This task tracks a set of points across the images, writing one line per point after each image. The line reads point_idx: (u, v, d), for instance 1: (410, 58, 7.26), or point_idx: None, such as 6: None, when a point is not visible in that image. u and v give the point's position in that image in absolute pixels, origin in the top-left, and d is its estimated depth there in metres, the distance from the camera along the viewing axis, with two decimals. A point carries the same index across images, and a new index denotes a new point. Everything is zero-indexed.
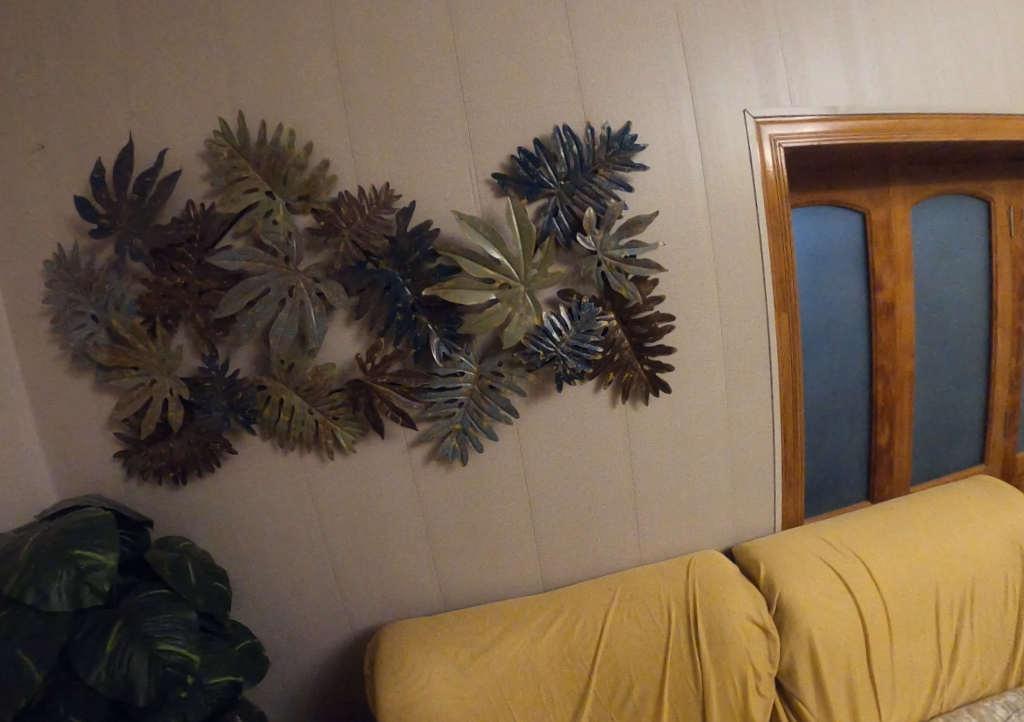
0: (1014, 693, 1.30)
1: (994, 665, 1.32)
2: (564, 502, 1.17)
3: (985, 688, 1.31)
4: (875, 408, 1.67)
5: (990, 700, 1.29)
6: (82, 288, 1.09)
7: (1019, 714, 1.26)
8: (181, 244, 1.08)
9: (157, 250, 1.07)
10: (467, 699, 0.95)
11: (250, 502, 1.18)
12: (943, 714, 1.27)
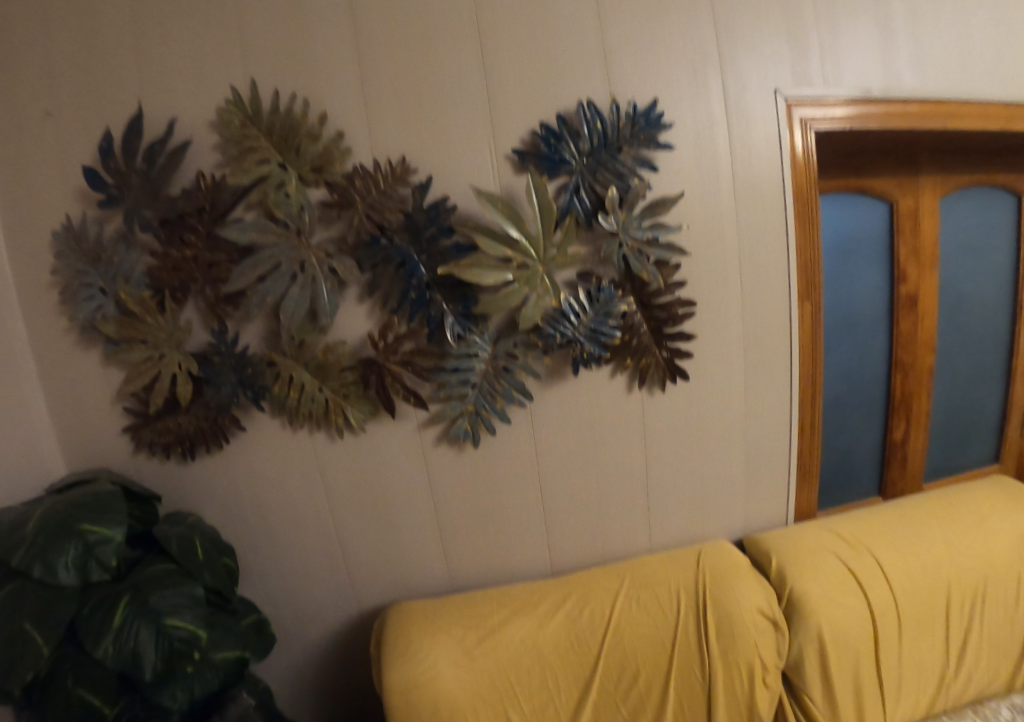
0: (1020, 696, 1.28)
1: (1003, 666, 1.29)
2: (576, 487, 1.15)
3: (991, 690, 1.28)
4: (893, 402, 1.64)
5: (996, 701, 1.27)
6: (91, 259, 1.06)
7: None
8: (190, 215, 1.05)
9: (166, 221, 1.05)
10: (473, 681, 0.93)
11: (258, 479, 1.17)
12: (947, 713, 1.25)
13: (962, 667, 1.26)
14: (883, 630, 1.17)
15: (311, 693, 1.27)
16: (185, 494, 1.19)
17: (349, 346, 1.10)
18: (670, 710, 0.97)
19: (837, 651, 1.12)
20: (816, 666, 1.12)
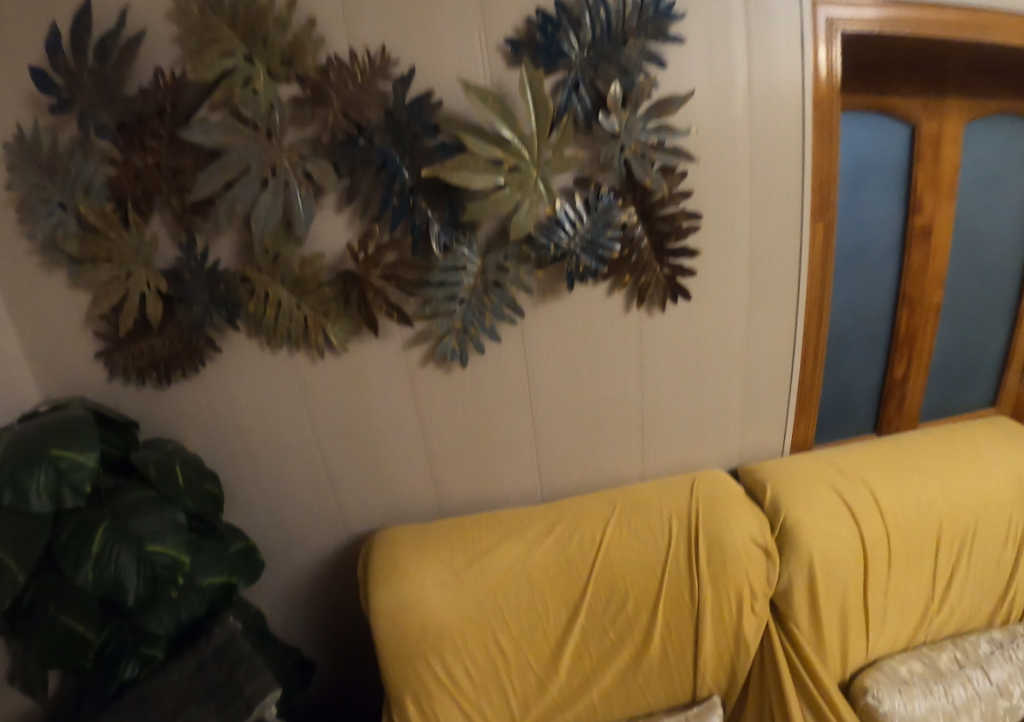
0: (999, 631, 1.24)
1: (986, 601, 1.27)
2: (569, 411, 1.11)
3: (970, 624, 1.25)
4: (898, 339, 1.51)
5: (976, 636, 1.24)
6: (47, 172, 0.94)
7: (1003, 651, 1.20)
8: (150, 118, 0.93)
9: (124, 124, 0.93)
10: (461, 604, 0.88)
11: (239, 405, 1.10)
12: (926, 643, 1.23)
13: (946, 602, 1.22)
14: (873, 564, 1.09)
15: (303, 616, 1.27)
16: (165, 423, 1.14)
17: (327, 260, 1.01)
18: (655, 637, 0.92)
19: (829, 586, 1.01)
20: (804, 590, 1.00)
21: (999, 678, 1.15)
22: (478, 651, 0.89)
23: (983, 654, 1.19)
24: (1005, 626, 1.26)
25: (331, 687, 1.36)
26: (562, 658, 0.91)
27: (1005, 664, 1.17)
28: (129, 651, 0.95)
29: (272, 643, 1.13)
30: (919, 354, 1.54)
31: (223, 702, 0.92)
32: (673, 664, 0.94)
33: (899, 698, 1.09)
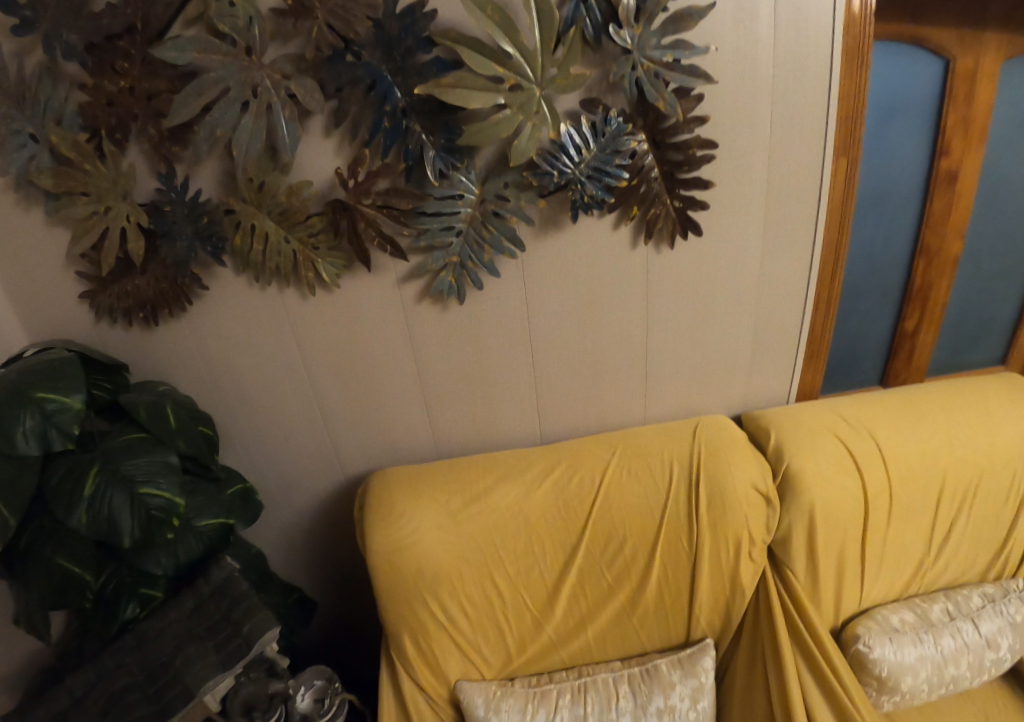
0: (991, 585, 1.22)
1: (981, 557, 1.23)
2: (571, 352, 1.08)
3: (963, 577, 1.23)
4: (912, 291, 1.38)
5: (967, 589, 1.21)
6: (14, 100, 0.84)
7: (993, 605, 1.18)
8: (121, 37, 0.82)
9: (92, 45, 0.82)
10: (455, 546, 0.86)
11: (230, 345, 1.06)
12: (919, 595, 1.20)
13: (941, 556, 1.18)
14: (872, 515, 1.02)
15: (304, 556, 1.28)
16: (154, 365, 1.10)
17: (315, 189, 0.93)
18: (651, 580, 0.91)
19: (828, 534, 0.98)
20: (804, 546, 0.97)
21: (988, 631, 1.14)
22: (475, 591, 0.88)
23: (974, 607, 1.17)
24: (997, 582, 1.23)
25: (334, 622, 1.39)
26: (559, 598, 0.90)
27: (994, 618, 1.16)
28: (128, 592, 0.93)
29: (273, 584, 1.13)
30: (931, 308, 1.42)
31: (222, 641, 0.91)
32: (668, 606, 0.93)
33: (889, 647, 1.06)
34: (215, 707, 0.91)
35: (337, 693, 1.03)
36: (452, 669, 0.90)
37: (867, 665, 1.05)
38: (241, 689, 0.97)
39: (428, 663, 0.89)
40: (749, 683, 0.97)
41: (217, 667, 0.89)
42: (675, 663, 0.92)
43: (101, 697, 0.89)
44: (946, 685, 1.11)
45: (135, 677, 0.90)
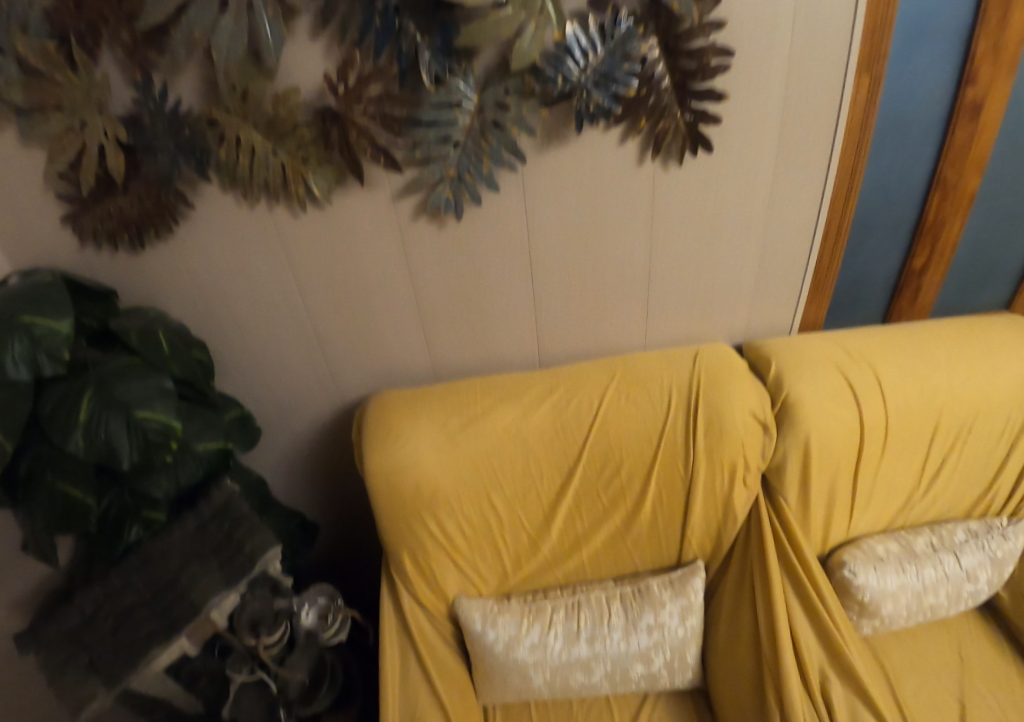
0: (976, 521, 1.22)
1: (968, 494, 1.22)
2: (572, 274, 1.06)
3: (950, 513, 1.23)
4: (923, 226, 1.25)
5: (952, 524, 1.22)
6: None
7: (977, 539, 1.19)
8: None
9: None
10: (452, 467, 0.86)
11: (222, 269, 1.02)
12: (905, 529, 1.20)
13: (929, 491, 1.18)
14: (867, 449, 1.01)
15: (303, 482, 1.29)
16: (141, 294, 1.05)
17: (303, 97, 0.86)
18: (647, 502, 0.91)
19: (822, 465, 0.98)
20: (797, 476, 0.98)
21: (968, 565, 1.16)
22: (472, 510, 0.88)
23: (957, 541, 1.18)
24: (981, 519, 1.24)
25: (336, 544, 1.43)
26: (556, 519, 0.91)
27: (976, 552, 1.17)
28: (131, 515, 0.90)
29: (275, 507, 1.13)
30: (944, 244, 1.28)
31: (225, 560, 0.92)
32: (661, 529, 0.95)
33: (874, 574, 1.06)
34: (223, 624, 0.92)
35: (341, 609, 1.04)
36: (450, 586, 0.92)
37: (850, 590, 1.06)
38: (248, 607, 0.96)
39: (427, 580, 0.91)
40: (735, 604, 1.00)
41: (222, 584, 0.90)
42: (666, 583, 0.95)
43: (111, 614, 0.89)
44: (922, 613, 1.15)
45: (142, 595, 0.90)
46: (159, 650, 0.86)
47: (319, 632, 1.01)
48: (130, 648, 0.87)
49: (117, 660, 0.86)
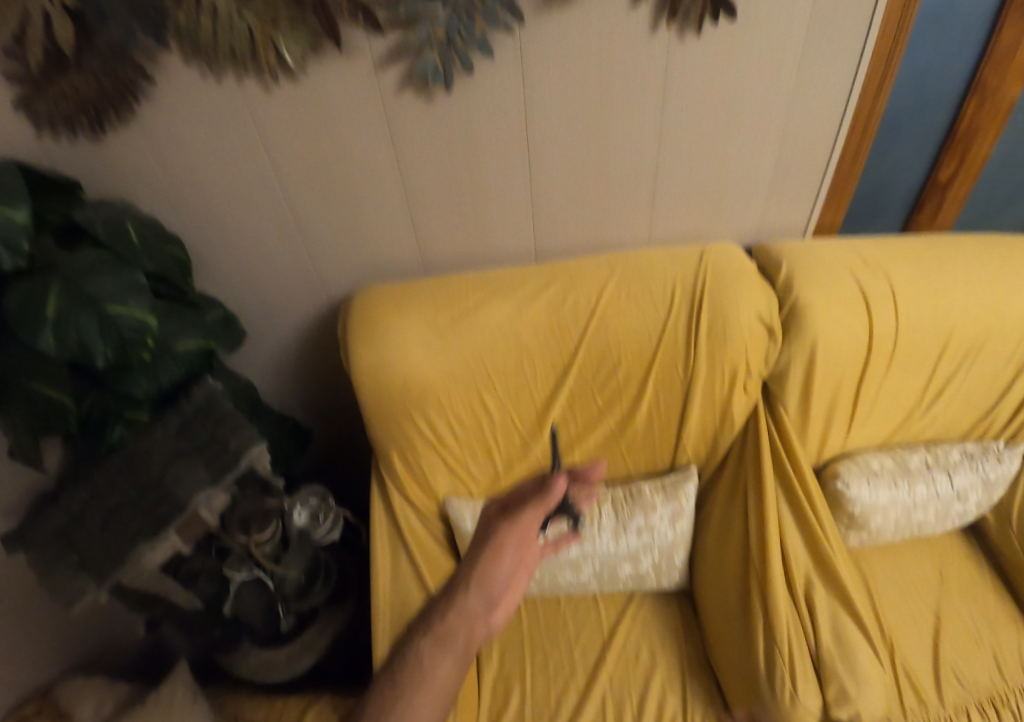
0: (972, 443, 1.16)
1: (967, 416, 1.16)
2: (570, 159, 0.98)
3: (946, 434, 1.17)
4: (954, 139, 1.14)
5: (947, 446, 1.15)
6: None
7: (971, 461, 1.12)
8: None
9: None
10: (442, 362, 0.83)
11: (195, 157, 0.94)
12: (899, 447, 1.14)
13: (929, 410, 1.11)
14: (873, 360, 0.97)
15: (294, 386, 1.28)
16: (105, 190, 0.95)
17: None
18: (643, 402, 0.90)
19: (825, 373, 0.94)
20: (799, 384, 0.96)
21: (960, 484, 1.11)
22: (464, 407, 0.86)
23: (951, 462, 1.12)
24: (976, 441, 1.17)
25: (327, 447, 1.44)
26: (550, 417, 0.89)
27: (969, 473, 1.11)
28: (113, 417, 0.86)
29: (264, 410, 1.11)
30: (973, 159, 1.17)
31: (211, 456, 0.89)
32: (656, 433, 0.94)
33: (867, 487, 1.03)
34: (214, 522, 0.93)
35: (331, 510, 1.06)
36: (441, 487, 0.91)
37: (842, 501, 1.03)
38: (239, 506, 0.95)
39: (416, 480, 0.90)
40: (727, 511, 1.01)
41: (207, 481, 0.88)
42: (658, 488, 0.94)
43: (98, 513, 0.87)
44: (909, 529, 1.12)
45: (127, 491, 0.87)
46: (147, 547, 0.85)
47: (311, 531, 1.04)
48: (117, 547, 0.86)
49: (105, 560, 0.86)
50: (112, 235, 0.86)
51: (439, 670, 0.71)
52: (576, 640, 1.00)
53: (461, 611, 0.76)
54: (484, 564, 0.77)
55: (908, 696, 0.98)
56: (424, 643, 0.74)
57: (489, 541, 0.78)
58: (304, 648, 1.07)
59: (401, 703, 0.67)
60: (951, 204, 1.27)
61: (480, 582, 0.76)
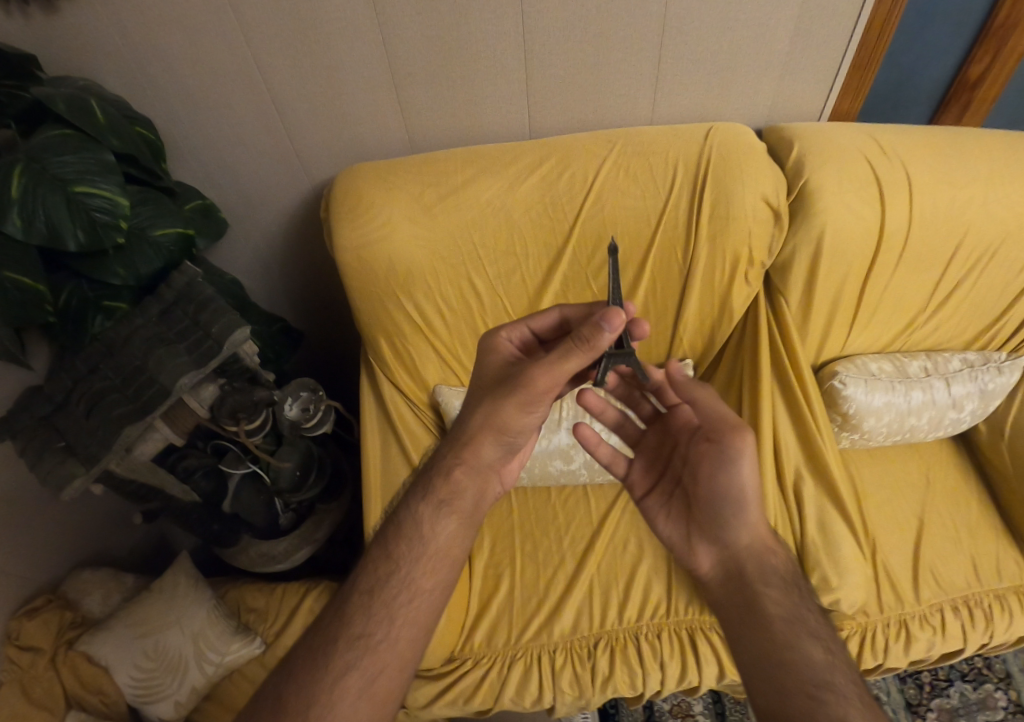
0: (975, 352, 1.10)
1: (973, 324, 1.09)
2: (567, 19, 0.88)
3: (949, 341, 1.11)
4: (994, 25, 0.98)
5: (949, 353, 1.10)
6: None
7: (972, 369, 1.07)
8: None
9: None
10: (430, 241, 0.84)
11: (156, 24, 0.85)
12: (899, 352, 1.09)
13: (935, 315, 1.05)
14: (881, 256, 0.93)
15: (282, 283, 1.25)
16: (61, 66, 0.86)
17: None
18: (641, 287, 0.92)
19: (833, 266, 0.91)
20: (802, 276, 0.92)
21: (957, 393, 1.05)
22: (450, 289, 0.88)
23: (950, 369, 1.06)
24: (979, 351, 1.11)
25: (321, 348, 1.44)
26: (542, 300, 0.91)
27: (968, 382, 1.05)
28: (92, 307, 0.85)
29: (253, 308, 1.08)
30: (1007, 57, 1.02)
31: (193, 343, 0.85)
32: (652, 321, 0.97)
33: (863, 388, 1.00)
34: (203, 414, 0.91)
35: (322, 401, 1.01)
36: (431, 374, 0.95)
37: (836, 401, 1.01)
38: (227, 398, 0.92)
39: (405, 367, 0.93)
40: (722, 404, 1.03)
41: (191, 366, 0.84)
42: None
43: (84, 398, 0.85)
44: (899, 434, 1.07)
45: (111, 380, 0.85)
46: (139, 443, 0.86)
47: (302, 424, 0.99)
48: (103, 432, 0.82)
49: (94, 443, 0.81)
50: (70, 107, 0.75)
51: (445, 539, 0.62)
52: (566, 531, 1.03)
53: (474, 463, 0.67)
54: (506, 416, 0.64)
55: (886, 592, 1.01)
56: (424, 507, 0.64)
57: (516, 398, 0.62)
58: (301, 541, 1.09)
59: (398, 576, 0.58)
60: (976, 112, 1.12)
61: (497, 428, 0.64)
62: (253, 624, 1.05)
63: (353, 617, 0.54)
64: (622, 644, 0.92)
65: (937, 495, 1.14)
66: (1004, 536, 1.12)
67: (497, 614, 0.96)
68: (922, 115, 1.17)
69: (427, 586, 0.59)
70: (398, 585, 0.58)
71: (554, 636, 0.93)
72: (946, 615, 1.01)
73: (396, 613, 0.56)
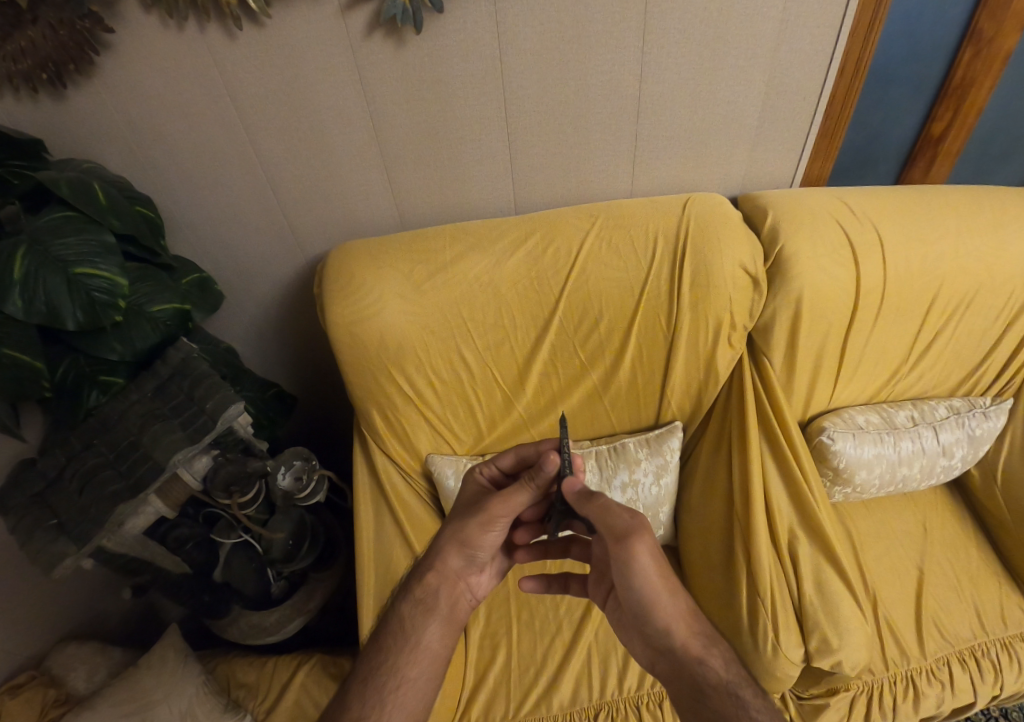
0: (960, 399, 1.12)
1: (955, 371, 1.11)
2: (546, 99, 0.94)
3: (935, 390, 1.12)
4: (949, 88, 1.05)
5: (935, 401, 1.11)
6: None
7: (959, 416, 1.08)
8: None
9: None
10: (420, 316, 0.87)
11: (159, 114, 0.89)
12: (886, 402, 1.11)
13: (918, 365, 1.07)
14: (860, 313, 0.96)
15: (275, 349, 1.27)
16: (66, 150, 0.90)
17: None
18: (628, 354, 0.94)
19: (813, 325, 0.94)
20: (784, 339, 0.95)
21: (945, 439, 1.06)
22: (441, 361, 0.90)
23: (938, 417, 1.08)
24: (963, 397, 1.13)
25: (314, 412, 1.45)
26: (531, 367, 0.93)
27: (954, 429, 1.07)
28: (88, 382, 0.86)
29: (246, 376, 1.09)
30: (965, 114, 1.08)
31: (187, 418, 0.86)
32: (641, 385, 0.98)
33: (852, 442, 1.01)
34: (196, 486, 0.90)
35: (315, 470, 1.02)
36: (423, 444, 0.96)
37: (826, 456, 1.01)
38: (221, 469, 0.92)
39: (397, 438, 0.95)
40: (711, 465, 1.03)
41: (185, 442, 0.84)
42: (643, 443, 0.99)
43: (77, 476, 0.85)
44: (892, 484, 1.07)
45: (105, 456, 0.85)
46: (131, 516, 0.85)
47: (296, 493, 0.99)
48: (95, 510, 0.81)
49: (85, 522, 0.81)
50: (72, 189, 0.77)
51: (425, 636, 0.68)
52: (561, 598, 1.02)
53: (441, 569, 0.71)
54: (469, 532, 0.71)
55: (889, 648, 1.00)
56: (405, 604, 0.70)
57: (477, 515, 0.70)
58: (294, 611, 1.07)
59: (386, 664, 0.65)
60: (940, 167, 1.17)
61: (460, 542, 0.71)
62: (242, 700, 1.02)
63: (350, 702, 0.61)
64: (622, 714, 0.90)
65: (934, 544, 1.13)
66: (1006, 581, 1.10)
67: (494, 688, 0.93)
68: (890, 173, 1.22)
69: (411, 674, 0.64)
70: (387, 673, 0.64)
71: (553, 708, 0.90)
72: (953, 668, 0.99)
73: (387, 699, 0.61)
